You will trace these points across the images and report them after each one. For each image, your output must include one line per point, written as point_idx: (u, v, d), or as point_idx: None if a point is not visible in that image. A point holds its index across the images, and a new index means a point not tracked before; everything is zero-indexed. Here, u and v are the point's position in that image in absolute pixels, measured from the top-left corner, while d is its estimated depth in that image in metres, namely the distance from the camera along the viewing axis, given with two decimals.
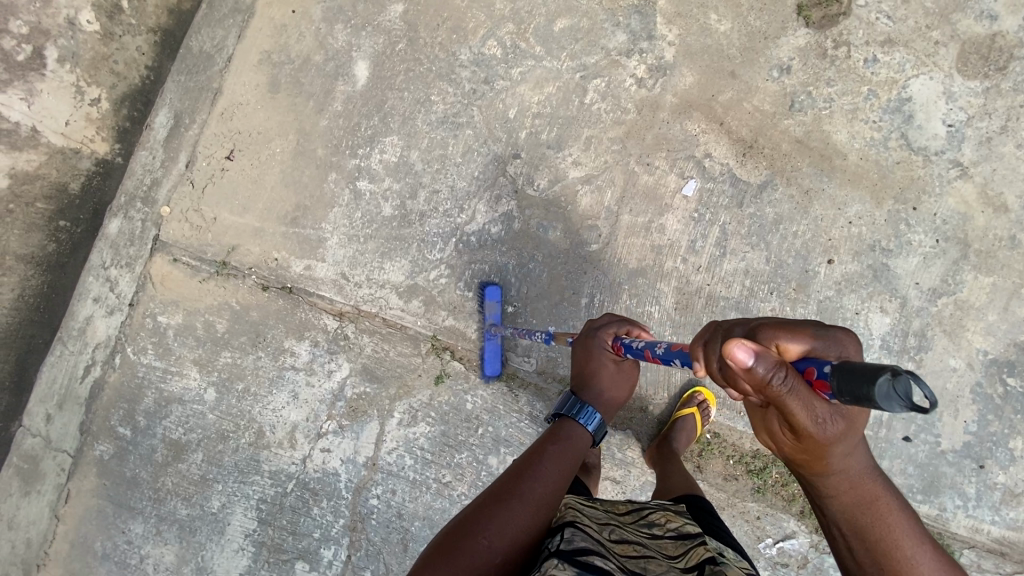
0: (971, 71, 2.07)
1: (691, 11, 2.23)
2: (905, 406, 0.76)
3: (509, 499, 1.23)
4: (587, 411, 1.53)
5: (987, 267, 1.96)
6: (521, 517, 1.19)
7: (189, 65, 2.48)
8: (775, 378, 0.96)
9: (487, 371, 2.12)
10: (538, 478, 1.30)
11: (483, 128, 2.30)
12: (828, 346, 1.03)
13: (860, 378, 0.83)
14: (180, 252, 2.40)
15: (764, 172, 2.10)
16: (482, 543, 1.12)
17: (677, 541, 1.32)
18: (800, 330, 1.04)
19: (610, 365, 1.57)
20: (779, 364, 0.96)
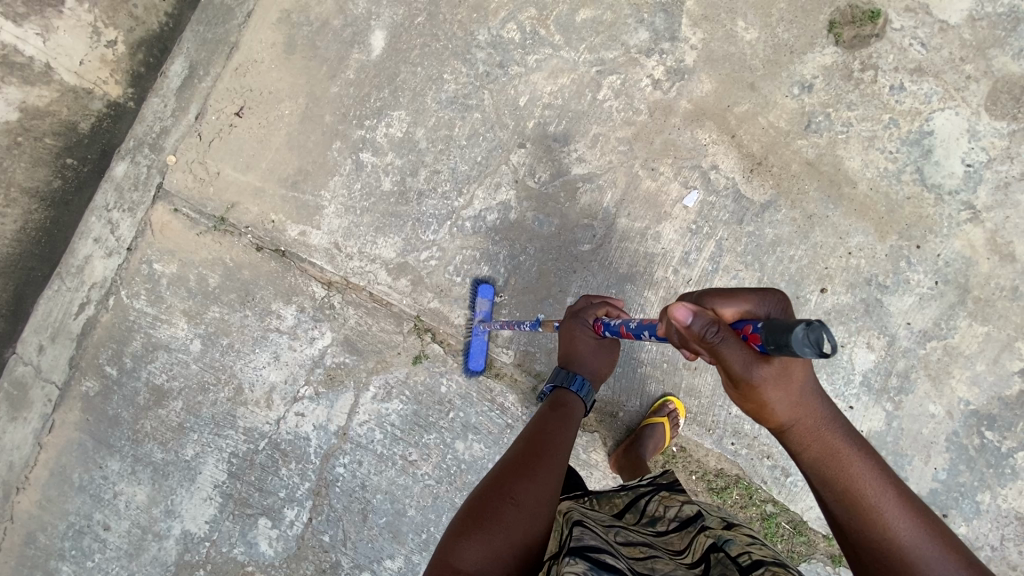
0: (999, 111, 2.00)
1: (719, 16, 2.16)
2: (820, 352, 0.86)
3: (530, 462, 1.32)
4: (577, 379, 1.59)
5: (984, 316, 1.91)
6: (543, 479, 1.28)
7: (209, 15, 2.47)
8: (709, 333, 1.04)
9: (472, 366, 2.15)
10: (552, 441, 1.40)
11: (492, 113, 2.27)
12: (763, 301, 1.10)
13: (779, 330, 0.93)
14: (181, 202, 2.43)
15: (769, 191, 2.05)
16: (510, 505, 1.20)
17: (681, 533, 1.38)
18: (734, 292, 1.12)
19: (593, 340, 1.63)
20: (714, 320, 1.05)
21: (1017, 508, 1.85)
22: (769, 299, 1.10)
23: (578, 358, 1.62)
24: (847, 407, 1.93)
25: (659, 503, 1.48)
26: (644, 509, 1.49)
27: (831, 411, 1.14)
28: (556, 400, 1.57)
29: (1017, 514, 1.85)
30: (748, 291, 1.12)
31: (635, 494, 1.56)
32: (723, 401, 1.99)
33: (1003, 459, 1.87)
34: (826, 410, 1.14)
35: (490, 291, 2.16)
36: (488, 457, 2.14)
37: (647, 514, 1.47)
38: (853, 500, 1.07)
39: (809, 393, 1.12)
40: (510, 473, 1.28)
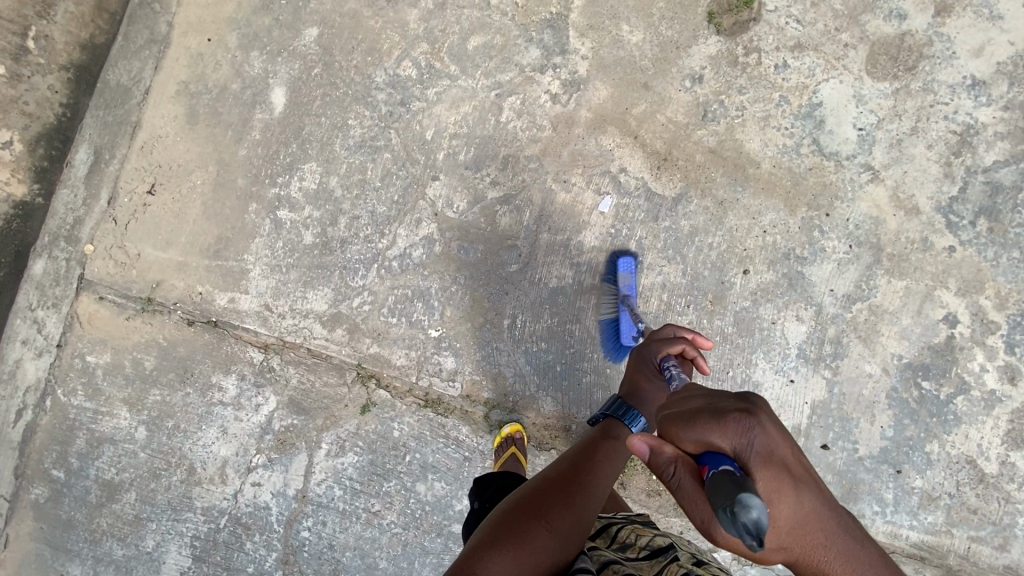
0: (880, 72, 2.05)
1: (603, 24, 2.21)
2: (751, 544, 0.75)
3: (571, 488, 1.27)
4: (634, 414, 1.40)
5: (900, 271, 1.95)
6: (579, 509, 1.24)
7: (106, 99, 2.45)
8: (666, 471, 0.97)
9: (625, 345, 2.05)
10: (600, 469, 1.32)
11: (401, 151, 2.28)
12: (728, 433, 0.91)
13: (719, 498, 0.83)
14: (105, 289, 2.38)
15: (678, 184, 2.09)
16: (544, 528, 1.18)
17: (652, 558, 1.20)
18: (697, 416, 0.96)
19: (657, 381, 1.43)
20: (669, 459, 0.96)
21: (965, 453, 1.88)
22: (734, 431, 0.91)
23: (640, 395, 1.42)
24: (787, 381, 1.96)
25: (631, 531, 1.31)
26: (615, 534, 1.32)
27: (842, 545, 0.94)
28: (609, 429, 1.40)
29: (967, 459, 1.88)
30: (712, 416, 0.94)
31: (606, 520, 1.38)
32: None
33: (944, 407, 1.90)
34: (838, 542, 0.94)
35: (632, 265, 2.04)
36: (452, 494, 2.12)
37: (617, 539, 1.29)
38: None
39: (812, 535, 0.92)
40: (548, 495, 1.25)
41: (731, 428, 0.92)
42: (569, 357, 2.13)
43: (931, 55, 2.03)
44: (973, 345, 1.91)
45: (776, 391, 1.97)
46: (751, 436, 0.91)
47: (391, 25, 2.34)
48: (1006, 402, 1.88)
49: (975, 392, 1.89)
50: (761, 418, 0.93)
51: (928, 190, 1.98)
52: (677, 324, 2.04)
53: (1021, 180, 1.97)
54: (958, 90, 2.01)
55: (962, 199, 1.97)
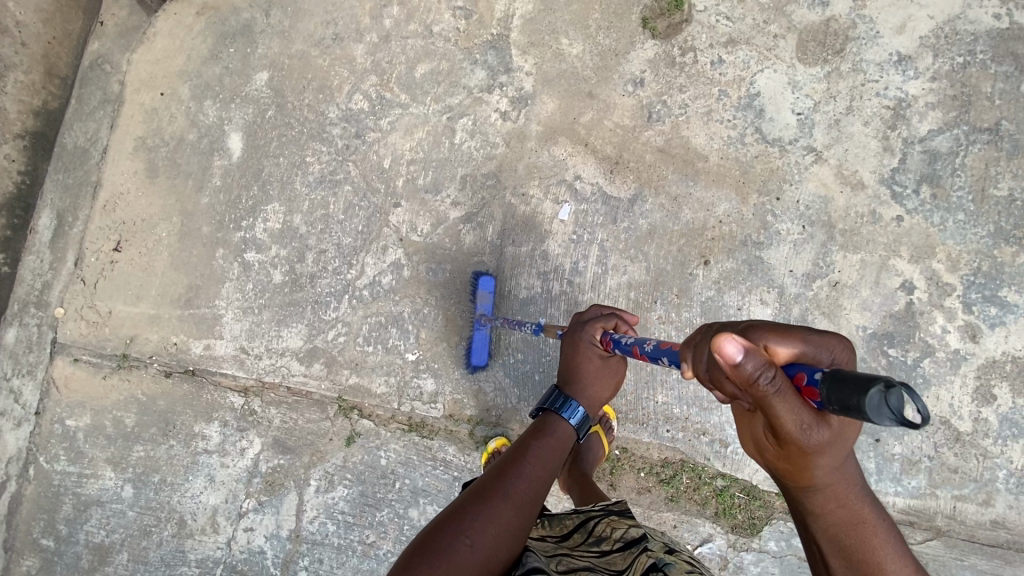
0: (810, 58, 2.13)
1: (543, 40, 2.28)
2: (897, 423, 0.71)
3: (494, 496, 1.23)
4: (571, 405, 1.46)
5: (854, 245, 2.01)
6: (504, 516, 1.20)
7: (65, 162, 2.47)
8: (763, 378, 0.88)
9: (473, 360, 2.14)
10: (526, 475, 1.31)
11: (361, 182, 2.32)
12: (823, 346, 0.97)
13: (848, 386, 0.77)
14: (80, 351, 2.37)
15: (632, 185, 2.15)
16: (465, 539, 1.12)
17: (625, 553, 1.28)
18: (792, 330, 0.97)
19: (596, 361, 1.49)
20: (768, 364, 0.88)
21: (939, 414, 1.92)
22: (831, 347, 0.97)
23: (576, 382, 1.49)
24: None
25: (607, 526, 1.37)
26: (591, 530, 1.38)
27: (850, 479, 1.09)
28: (545, 425, 1.45)
29: (941, 420, 1.92)
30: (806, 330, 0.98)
31: (583, 516, 1.43)
32: (648, 392, 2.02)
33: (912, 371, 1.94)
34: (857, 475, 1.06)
35: (491, 284, 2.14)
36: None
37: (593, 535, 1.35)
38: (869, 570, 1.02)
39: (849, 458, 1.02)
40: (471, 505, 1.20)
41: (830, 343, 0.98)
42: (546, 365, 2.16)
43: (857, 36, 2.11)
44: (932, 308, 1.96)
45: None
46: (839, 353, 0.98)
47: (339, 62, 2.40)
48: (971, 360, 1.93)
49: (939, 353, 1.94)
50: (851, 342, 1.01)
51: (870, 165, 2.05)
52: (647, 320, 2.08)
53: (957, 145, 2.03)
54: (886, 67, 2.09)
55: (903, 169, 2.03)
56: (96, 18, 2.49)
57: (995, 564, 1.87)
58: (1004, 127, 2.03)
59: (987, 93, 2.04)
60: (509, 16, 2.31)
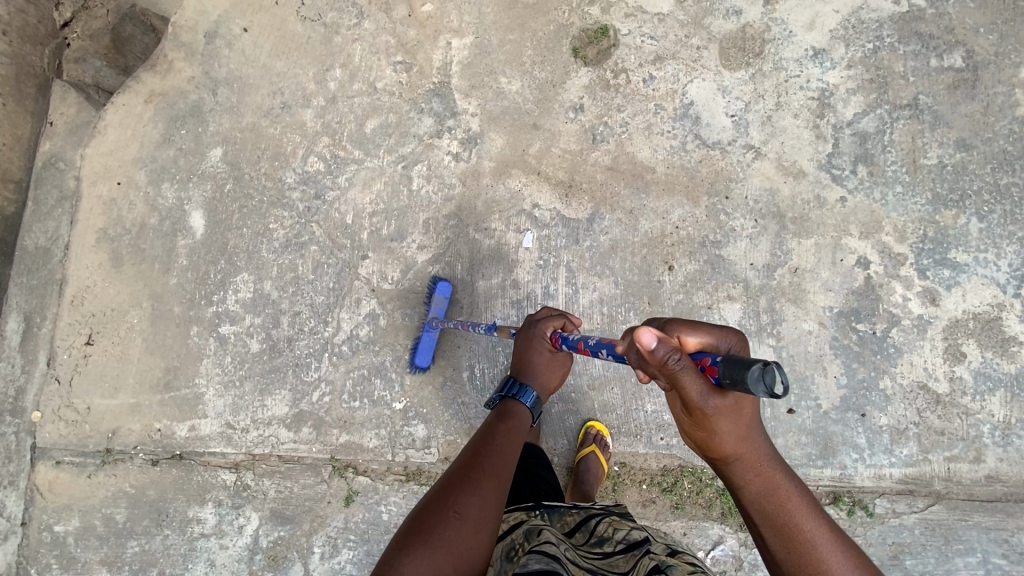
0: (734, 63, 2.25)
1: (482, 81, 2.38)
2: (769, 393, 0.88)
3: (475, 476, 1.29)
4: (528, 391, 1.53)
5: (806, 230, 2.10)
6: (486, 492, 1.26)
7: (28, 264, 2.46)
8: (673, 360, 1.02)
9: (417, 361, 2.17)
10: (497, 453, 1.37)
11: (327, 240, 2.35)
12: (725, 338, 1.12)
13: (738, 364, 0.94)
14: (61, 452, 2.32)
15: (588, 206, 2.23)
16: (453, 518, 1.19)
17: (626, 554, 1.28)
18: (702, 323, 1.12)
19: (546, 353, 1.58)
20: (677, 348, 1.03)
21: (916, 379, 1.97)
22: (730, 337, 1.12)
23: (531, 370, 1.55)
24: None
25: (609, 526, 1.40)
26: (593, 530, 1.39)
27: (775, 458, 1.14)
28: (506, 410, 1.51)
29: (919, 385, 1.97)
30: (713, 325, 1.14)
31: (586, 514, 1.47)
32: (637, 403, 2.04)
33: (883, 342, 2.00)
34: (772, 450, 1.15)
35: (449, 290, 2.20)
36: None
37: (596, 535, 1.37)
38: (795, 535, 1.08)
39: (758, 431, 1.12)
40: (453, 487, 1.26)
41: (731, 334, 1.13)
42: None
43: (773, 38, 2.25)
44: (890, 279, 2.04)
45: None
46: (740, 347, 1.13)
47: (290, 128, 2.46)
48: (935, 322, 2.00)
49: (905, 321, 2.01)
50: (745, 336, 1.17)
51: (807, 153, 2.15)
52: (623, 333, 2.13)
53: (883, 124, 2.14)
54: (804, 62, 2.22)
55: (837, 153, 2.14)
56: (45, 119, 2.53)
57: (998, 519, 1.90)
58: (923, 100, 2.14)
59: (901, 73, 2.17)
60: (447, 64, 2.42)
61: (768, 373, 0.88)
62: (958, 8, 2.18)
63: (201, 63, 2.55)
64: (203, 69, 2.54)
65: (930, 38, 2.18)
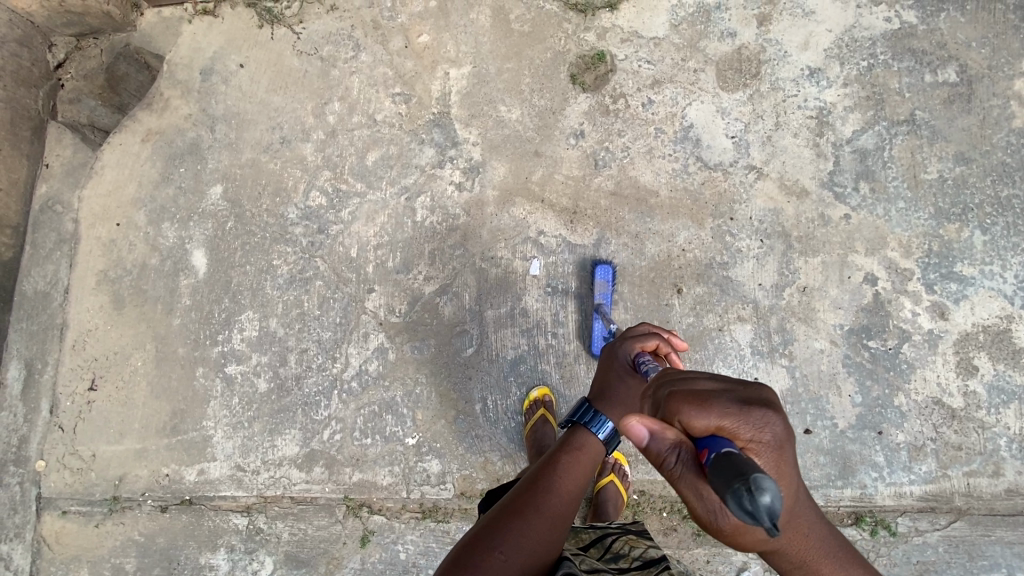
0: (731, 84, 2.27)
1: (482, 110, 2.39)
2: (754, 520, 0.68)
3: (527, 512, 1.27)
4: (601, 420, 1.43)
5: (812, 248, 2.11)
6: (536, 533, 1.24)
7: (27, 310, 2.43)
8: (670, 459, 0.91)
9: (593, 350, 2.12)
10: (553, 491, 1.32)
11: (331, 275, 2.34)
12: (743, 422, 0.88)
13: (724, 476, 0.75)
14: (67, 502, 2.27)
15: (594, 231, 2.23)
16: (499, 559, 1.18)
17: (642, 569, 1.33)
18: (710, 402, 0.91)
19: (627, 379, 1.46)
20: (677, 444, 0.91)
21: (930, 395, 1.97)
22: (752, 420, 0.89)
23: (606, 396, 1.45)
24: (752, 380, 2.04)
25: (625, 543, 1.45)
26: (609, 545, 1.45)
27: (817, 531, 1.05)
28: (574, 440, 1.44)
29: (934, 400, 1.97)
30: (728, 403, 0.91)
31: (602, 532, 1.52)
32: None
33: (895, 358, 2.00)
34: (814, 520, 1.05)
35: (609, 273, 2.12)
36: None
37: (612, 550, 1.42)
38: None
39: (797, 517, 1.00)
40: (503, 523, 1.25)
41: (750, 419, 0.89)
42: None
43: (769, 59, 2.27)
44: (898, 295, 2.04)
45: None
46: (766, 432, 0.89)
47: (290, 163, 2.45)
48: (946, 337, 2.00)
49: (915, 336, 2.01)
50: (779, 411, 0.91)
51: (809, 172, 2.17)
52: None
53: (881, 141, 2.16)
54: (800, 81, 2.24)
55: (839, 171, 2.16)
56: (42, 162, 2.51)
57: (1021, 533, 1.89)
58: (919, 116, 2.17)
59: (896, 89, 2.19)
60: (446, 94, 2.42)
61: (743, 502, 0.69)
62: (949, 23, 2.21)
63: (198, 100, 2.54)
64: (200, 107, 2.53)
65: (923, 54, 2.21)
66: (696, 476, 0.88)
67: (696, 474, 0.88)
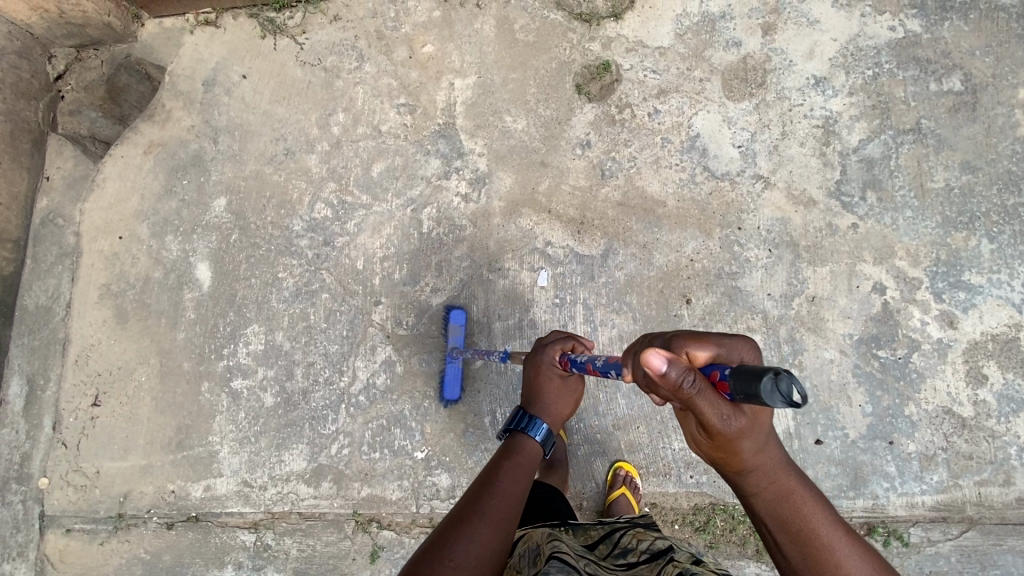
0: (737, 94, 2.27)
1: (488, 120, 2.38)
2: (787, 403, 0.83)
3: (474, 517, 1.16)
4: (537, 422, 1.40)
5: (820, 258, 2.11)
6: (486, 536, 1.13)
7: (29, 324, 2.40)
8: (686, 382, 0.99)
9: (446, 395, 2.17)
10: (499, 492, 1.23)
11: (338, 287, 2.32)
12: (734, 345, 1.08)
13: (751, 376, 0.89)
14: (71, 520, 2.24)
15: (601, 241, 2.22)
16: (448, 567, 1.06)
17: (650, 562, 1.27)
18: (708, 335, 1.08)
19: (557, 380, 1.46)
20: (689, 368, 1.00)
21: (940, 404, 1.97)
22: (740, 344, 1.08)
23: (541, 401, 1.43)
24: None
25: (632, 537, 1.40)
26: (617, 541, 1.40)
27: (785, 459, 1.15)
28: (512, 445, 1.37)
29: (944, 409, 1.97)
30: (717, 335, 1.10)
31: (609, 528, 1.46)
32: (664, 441, 2.04)
33: (905, 367, 2.00)
34: (783, 454, 1.14)
35: (463, 318, 2.21)
36: None
37: (619, 545, 1.37)
38: (811, 539, 1.06)
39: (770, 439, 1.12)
40: (448, 531, 1.13)
41: (739, 343, 1.08)
42: None
43: (774, 68, 2.27)
44: (907, 304, 2.05)
45: None
46: (750, 354, 1.09)
47: (295, 175, 2.44)
48: (955, 345, 2.01)
49: (925, 345, 2.01)
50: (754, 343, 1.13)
51: (816, 181, 2.17)
52: None
53: (888, 149, 2.17)
54: (806, 90, 2.24)
55: (845, 180, 2.16)
56: (43, 175, 2.49)
57: None
58: (925, 124, 2.17)
59: (902, 97, 2.20)
60: (451, 104, 2.41)
61: (780, 383, 0.84)
62: (953, 32, 2.22)
63: (200, 111, 2.52)
64: (202, 118, 2.51)
65: (928, 62, 2.21)
66: (711, 390, 1.00)
67: (711, 389, 1.00)
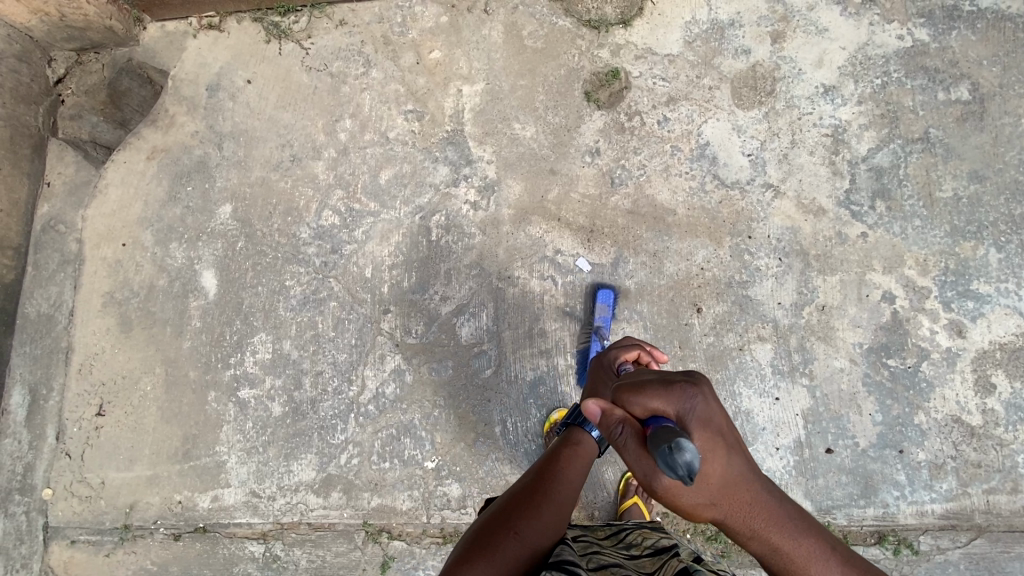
0: (747, 102, 2.27)
1: (496, 127, 2.37)
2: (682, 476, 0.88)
3: (536, 497, 1.26)
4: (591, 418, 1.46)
5: (830, 267, 2.11)
6: (550, 515, 1.23)
7: (30, 333, 2.37)
8: (615, 432, 1.07)
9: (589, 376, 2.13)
10: (563, 479, 1.32)
11: (346, 295, 2.30)
12: (669, 400, 1.02)
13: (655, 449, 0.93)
14: (76, 531, 2.22)
15: (611, 250, 2.22)
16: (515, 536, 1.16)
17: (653, 556, 1.27)
18: (642, 388, 1.06)
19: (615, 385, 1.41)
20: (619, 423, 1.07)
21: (949, 413, 1.99)
22: (679, 397, 1.01)
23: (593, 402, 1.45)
24: (774, 401, 2.04)
25: (638, 535, 1.40)
26: (623, 537, 1.40)
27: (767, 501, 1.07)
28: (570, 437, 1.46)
29: (953, 418, 1.98)
30: (657, 386, 1.05)
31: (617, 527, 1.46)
32: None
33: (914, 377, 2.02)
34: (766, 501, 1.06)
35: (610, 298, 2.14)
36: None
37: (624, 540, 1.37)
38: None
39: (744, 493, 1.04)
40: (517, 508, 1.22)
41: (674, 396, 1.02)
42: None
43: (783, 76, 2.27)
44: (916, 313, 2.06)
45: (767, 413, 2.03)
46: (695, 406, 1.01)
47: (301, 182, 2.42)
48: (963, 355, 2.02)
49: (934, 354, 2.03)
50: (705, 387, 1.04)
51: (825, 190, 2.17)
52: None
53: (897, 159, 2.18)
54: (815, 99, 2.25)
55: (854, 189, 2.17)
56: (43, 181, 2.46)
57: None
58: (933, 134, 2.18)
59: (910, 107, 2.21)
60: (460, 111, 2.40)
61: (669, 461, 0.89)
62: (960, 41, 2.23)
63: (205, 116, 2.49)
64: (207, 123, 2.48)
65: (936, 71, 2.22)
66: (637, 446, 1.02)
67: (638, 445, 1.02)
